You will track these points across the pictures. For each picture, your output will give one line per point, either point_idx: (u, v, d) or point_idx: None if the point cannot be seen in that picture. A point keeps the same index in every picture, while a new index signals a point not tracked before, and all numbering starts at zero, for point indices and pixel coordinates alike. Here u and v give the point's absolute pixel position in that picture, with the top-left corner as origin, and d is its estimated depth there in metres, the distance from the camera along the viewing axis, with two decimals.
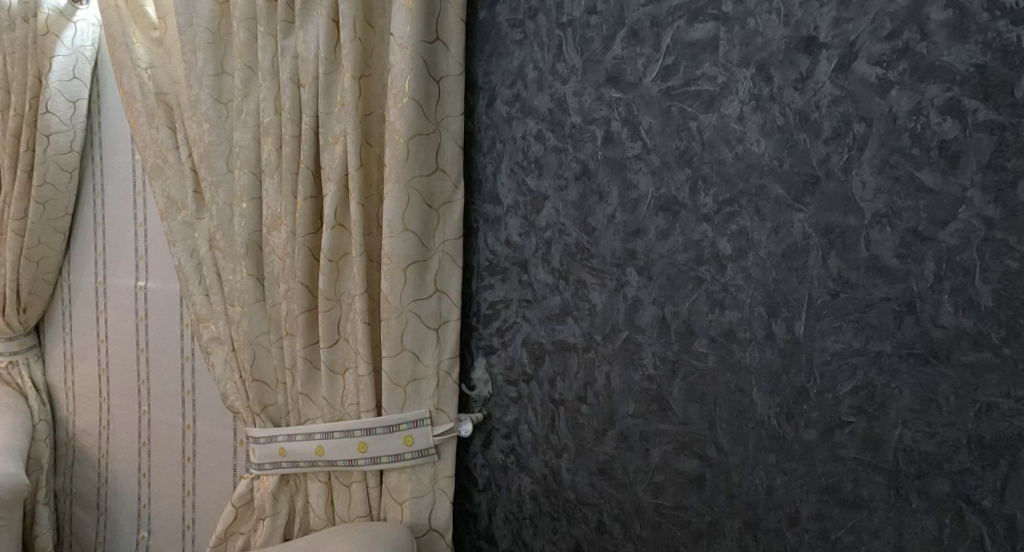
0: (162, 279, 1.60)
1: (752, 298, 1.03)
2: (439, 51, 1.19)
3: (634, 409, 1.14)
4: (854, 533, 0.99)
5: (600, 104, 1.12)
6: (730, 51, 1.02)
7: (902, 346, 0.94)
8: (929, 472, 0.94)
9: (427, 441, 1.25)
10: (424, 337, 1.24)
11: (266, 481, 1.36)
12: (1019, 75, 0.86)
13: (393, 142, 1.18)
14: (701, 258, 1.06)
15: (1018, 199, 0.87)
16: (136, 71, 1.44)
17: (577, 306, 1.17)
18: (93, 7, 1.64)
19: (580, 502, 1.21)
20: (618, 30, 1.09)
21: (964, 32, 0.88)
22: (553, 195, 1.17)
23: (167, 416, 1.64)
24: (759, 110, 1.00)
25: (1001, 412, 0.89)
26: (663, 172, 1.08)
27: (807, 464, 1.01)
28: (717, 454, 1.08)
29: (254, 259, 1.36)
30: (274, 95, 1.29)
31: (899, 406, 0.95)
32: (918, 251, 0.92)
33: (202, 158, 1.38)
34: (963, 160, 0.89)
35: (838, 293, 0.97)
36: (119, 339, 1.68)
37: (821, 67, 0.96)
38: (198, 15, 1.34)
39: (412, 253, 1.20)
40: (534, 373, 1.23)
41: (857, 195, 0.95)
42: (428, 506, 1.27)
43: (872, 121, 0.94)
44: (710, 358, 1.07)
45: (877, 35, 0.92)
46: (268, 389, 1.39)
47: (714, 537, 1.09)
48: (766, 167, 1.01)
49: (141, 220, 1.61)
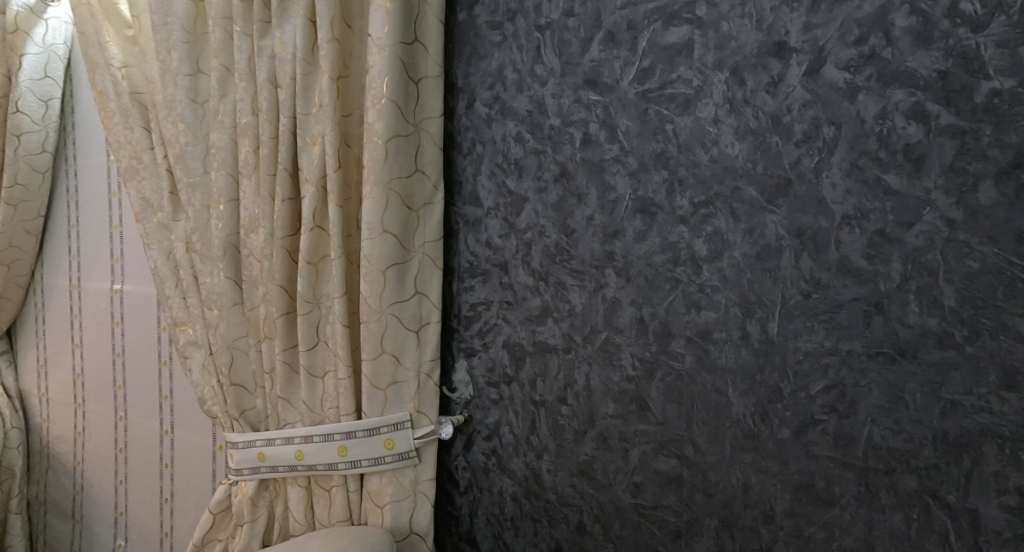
0: (138, 282, 1.59)
1: (727, 299, 1.05)
2: (418, 52, 1.19)
3: (613, 409, 1.15)
4: (827, 530, 1.01)
5: (578, 106, 1.13)
6: (704, 54, 1.03)
7: (871, 346, 0.96)
8: (897, 468, 0.96)
9: (408, 444, 1.25)
10: (404, 339, 1.24)
11: (245, 487, 1.36)
12: (979, 80, 0.88)
13: (372, 144, 1.18)
14: (678, 259, 1.08)
15: (979, 202, 0.89)
16: (109, 70, 1.43)
17: (556, 308, 1.18)
18: (64, 5, 1.63)
19: (560, 503, 1.22)
20: (595, 33, 1.10)
21: (927, 38, 0.90)
22: (533, 197, 1.18)
23: (144, 421, 1.63)
24: (733, 113, 1.02)
25: (965, 409, 0.91)
26: (640, 174, 1.09)
27: (781, 462, 1.03)
28: (694, 454, 1.09)
29: (231, 261, 1.36)
30: (252, 96, 1.29)
31: (869, 404, 0.96)
32: (886, 251, 0.94)
33: (178, 159, 1.37)
34: (927, 163, 0.91)
35: (810, 293, 0.99)
36: (95, 343, 1.67)
37: (792, 71, 0.98)
38: (173, 14, 1.33)
39: (391, 255, 1.21)
40: (514, 374, 1.24)
41: (828, 197, 0.97)
42: (409, 510, 1.27)
43: (841, 124, 0.95)
44: (687, 357, 1.08)
45: (844, 41, 0.94)
46: (247, 393, 1.39)
47: (692, 536, 1.11)
48: (740, 169, 1.02)
49: (117, 221, 1.60)
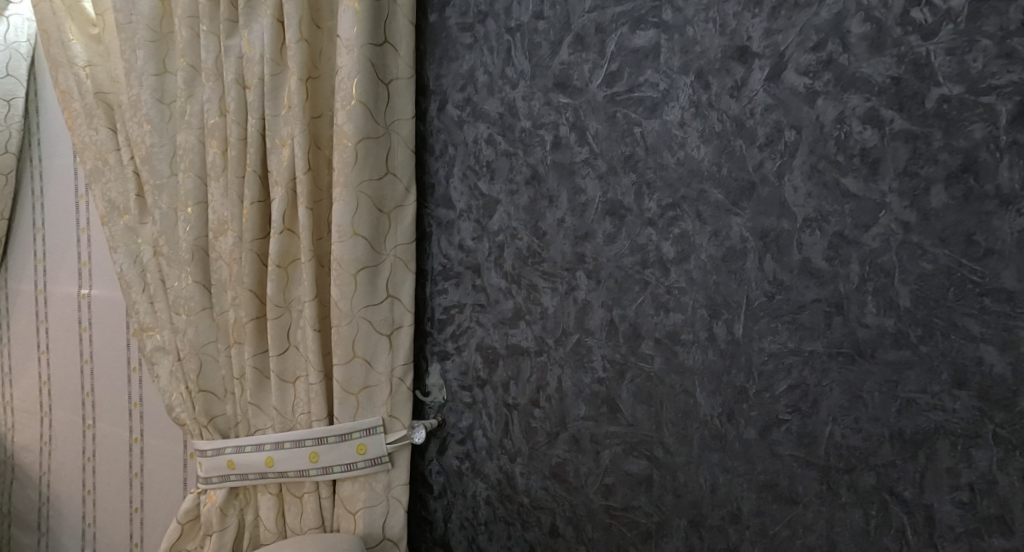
0: (106, 287, 1.58)
1: (695, 300, 1.06)
2: (388, 53, 1.19)
3: (585, 411, 1.16)
4: (790, 528, 1.02)
5: (548, 109, 1.14)
6: (671, 58, 1.04)
7: (831, 346, 0.98)
8: (856, 466, 0.97)
9: (381, 449, 1.25)
10: (376, 343, 1.24)
11: (214, 495, 1.35)
12: (930, 86, 0.90)
13: (341, 145, 1.18)
14: (647, 261, 1.09)
15: (931, 205, 0.91)
16: (73, 69, 1.42)
17: (529, 310, 1.19)
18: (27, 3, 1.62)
19: (533, 506, 1.22)
20: (564, 36, 1.11)
21: (881, 45, 0.92)
22: (504, 200, 1.19)
23: (113, 429, 1.62)
24: (698, 116, 1.03)
25: (919, 407, 0.93)
26: (609, 177, 1.10)
27: (747, 462, 1.04)
28: (664, 455, 1.10)
29: (199, 265, 1.35)
30: (219, 96, 1.28)
31: (830, 404, 0.98)
32: (845, 253, 0.96)
33: (143, 160, 1.36)
34: (882, 166, 0.93)
35: (774, 294, 1.01)
36: (62, 349, 1.65)
37: (755, 75, 0.99)
38: (139, 12, 1.32)
39: (361, 258, 1.21)
40: (487, 377, 1.24)
41: (790, 200, 0.99)
42: (382, 515, 1.27)
43: (802, 128, 0.97)
44: (656, 359, 1.10)
45: (804, 47, 0.96)
46: (217, 399, 1.38)
47: (662, 537, 1.12)
48: (706, 173, 1.04)
49: (84, 224, 1.59)
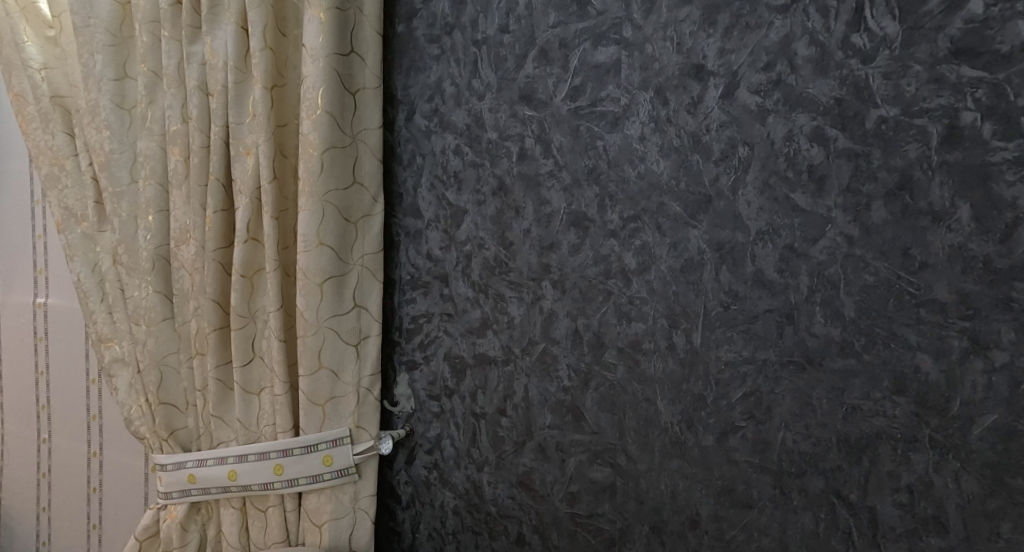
0: (61, 295, 1.57)
1: (655, 310, 1.09)
2: (355, 63, 1.21)
3: (551, 419, 1.18)
4: (746, 532, 1.05)
5: (514, 121, 1.16)
6: (631, 75, 1.07)
7: (783, 354, 1.01)
8: (807, 471, 1.01)
9: (347, 459, 1.26)
10: (343, 353, 1.25)
11: (174, 510, 1.35)
12: (870, 107, 0.94)
13: (307, 154, 1.19)
14: (609, 272, 1.12)
15: (873, 219, 0.95)
16: (28, 71, 1.40)
17: (496, 320, 1.21)
18: None
19: (500, 514, 1.24)
20: (529, 50, 1.14)
21: (826, 67, 0.96)
22: (471, 210, 1.21)
23: (69, 443, 1.60)
24: (657, 131, 1.06)
25: (864, 413, 0.97)
26: (573, 189, 1.13)
27: (705, 468, 1.07)
28: (626, 462, 1.13)
29: (160, 274, 1.35)
30: (181, 104, 1.29)
31: (783, 410, 1.01)
32: (795, 265, 0.99)
33: (101, 167, 1.35)
34: (828, 183, 0.97)
35: (729, 305, 1.04)
36: (16, 360, 1.64)
37: (710, 92, 1.03)
38: (97, 15, 1.32)
39: (328, 268, 1.22)
40: (455, 387, 1.26)
41: (743, 213, 1.02)
42: (348, 527, 1.27)
43: (754, 145, 1.00)
44: (619, 368, 1.12)
45: (755, 67, 1.00)
46: (178, 412, 1.38)
47: (624, 544, 1.14)
48: (665, 186, 1.07)
49: (40, 231, 1.57)
